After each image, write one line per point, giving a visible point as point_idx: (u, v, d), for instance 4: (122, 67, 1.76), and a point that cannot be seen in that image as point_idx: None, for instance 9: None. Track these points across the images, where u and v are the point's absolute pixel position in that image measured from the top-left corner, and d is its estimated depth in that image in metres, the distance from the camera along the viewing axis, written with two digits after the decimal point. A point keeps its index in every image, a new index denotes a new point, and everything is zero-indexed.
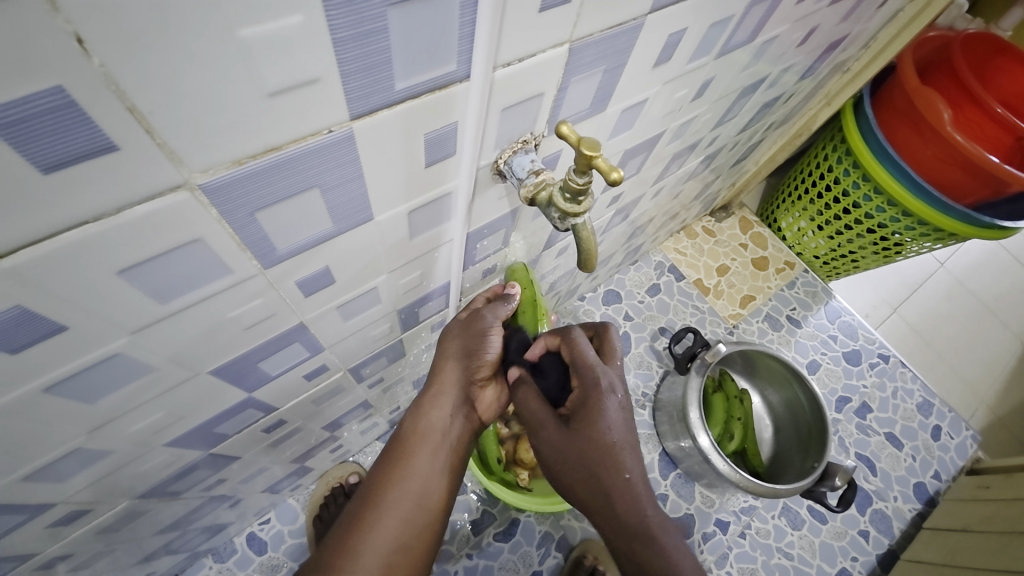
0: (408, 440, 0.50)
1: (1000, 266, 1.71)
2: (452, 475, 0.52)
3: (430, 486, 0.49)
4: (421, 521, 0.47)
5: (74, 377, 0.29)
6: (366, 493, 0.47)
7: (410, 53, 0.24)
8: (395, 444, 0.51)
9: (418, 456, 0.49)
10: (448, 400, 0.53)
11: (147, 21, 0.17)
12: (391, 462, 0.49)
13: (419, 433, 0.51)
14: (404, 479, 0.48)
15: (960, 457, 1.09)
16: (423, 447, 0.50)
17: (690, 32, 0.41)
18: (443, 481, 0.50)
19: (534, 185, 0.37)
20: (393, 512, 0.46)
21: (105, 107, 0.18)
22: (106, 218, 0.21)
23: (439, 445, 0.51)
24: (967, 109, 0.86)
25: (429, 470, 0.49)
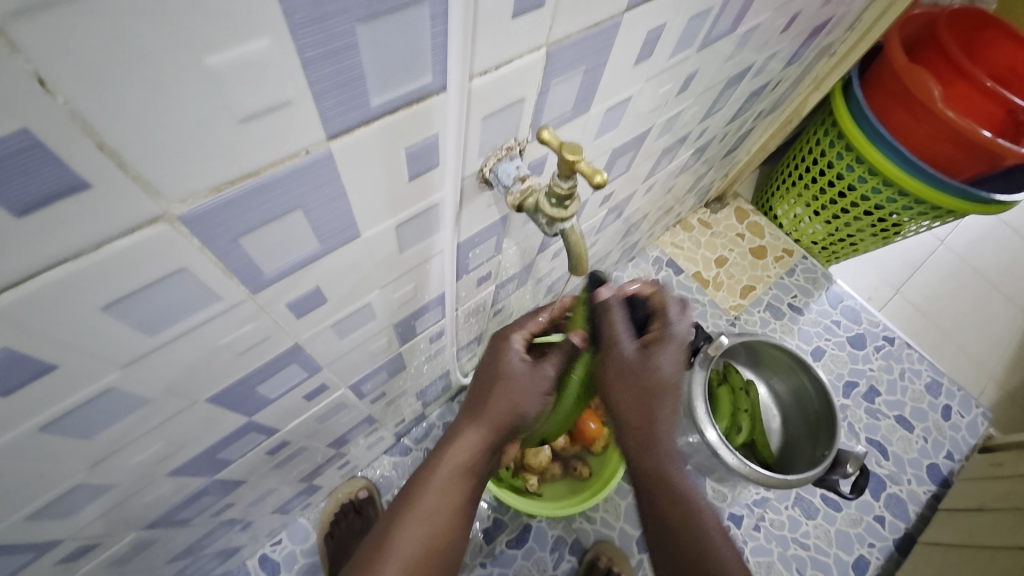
0: (420, 482, 0.48)
1: (999, 240, 1.71)
2: (465, 519, 0.48)
3: (442, 533, 0.46)
4: (432, 570, 0.45)
5: (67, 416, 0.29)
6: (378, 535, 0.46)
7: (383, 69, 0.23)
8: (411, 487, 0.48)
9: (431, 506, 0.46)
10: (474, 440, 0.49)
11: (110, 57, 0.16)
12: (403, 508, 0.46)
13: (435, 481, 0.48)
14: (414, 526, 0.45)
15: (971, 435, 1.08)
16: (437, 493, 0.47)
17: (669, 27, 0.41)
18: (459, 529, 0.47)
19: (520, 192, 0.37)
20: (405, 559, 0.44)
21: (74, 144, 0.18)
22: (86, 255, 0.21)
23: (459, 491, 0.48)
24: (958, 85, 0.86)
25: (440, 520, 0.46)
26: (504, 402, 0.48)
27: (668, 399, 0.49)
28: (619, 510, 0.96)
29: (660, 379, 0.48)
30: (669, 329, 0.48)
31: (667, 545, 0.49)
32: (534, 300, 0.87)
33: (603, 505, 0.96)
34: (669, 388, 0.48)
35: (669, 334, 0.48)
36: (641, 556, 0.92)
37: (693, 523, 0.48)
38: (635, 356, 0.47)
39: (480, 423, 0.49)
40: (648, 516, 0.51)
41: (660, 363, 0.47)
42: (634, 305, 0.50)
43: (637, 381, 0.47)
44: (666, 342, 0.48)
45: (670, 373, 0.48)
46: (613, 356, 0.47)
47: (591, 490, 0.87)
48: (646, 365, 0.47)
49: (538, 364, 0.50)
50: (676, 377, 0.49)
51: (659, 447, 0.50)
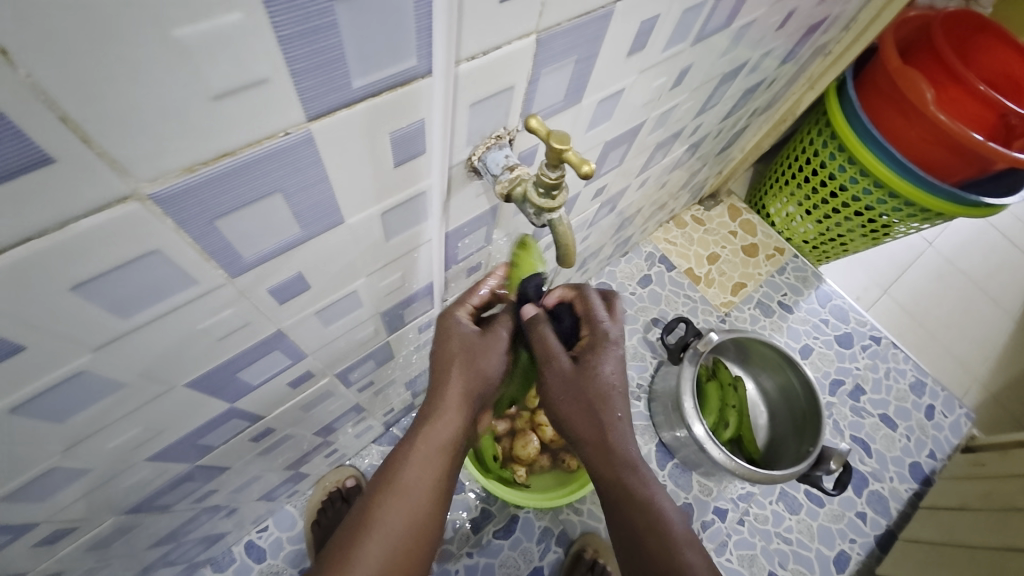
0: (400, 456, 0.47)
1: (988, 243, 1.72)
2: (446, 492, 0.48)
3: (424, 510, 0.46)
4: (416, 546, 0.45)
5: (38, 398, 0.28)
6: (359, 513, 0.45)
7: (364, 50, 0.23)
8: (391, 462, 0.47)
9: (411, 482, 0.46)
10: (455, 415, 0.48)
11: (73, 26, 0.16)
12: (384, 485, 0.46)
13: (415, 456, 0.47)
14: (396, 504, 0.45)
15: (954, 435, 1.09)
16: (418, 467, 0.46)
17: (662, 19, 0.40)
18: (439, 504, 0.47)
19: (509, 181, 0.36)
20: (388, 538, 0.44)
21: (36, 118, 0.17)
22: (52, 233, 0.21)
23: (439, 467, 0.47)
24: (950, 88, 0.86)
25: (422, 496, 0.46)
26: (475, 373, 0.48)
27: (617, 402, 0.50)
28: None
29: (602, 382, 0.49)
30: (598, 330, 0.51)
31: (637, 558, 0.50)
32: None
33: (590, 497, 0.97)
34: (615, 392, 0.50)
35: (599, 336, 0.50)
36: None
37: (654, 525, 0.49)
38: (570, 369, 0.49)
39: (455, 397, 0.48)
40: (618, 527, 0.52)
41: (598, 370, 0.49)
42: (560, 316, 0.52)
43: (582, 390, 0.49)
44: (599, 347, 0.50)
45: (611, 377, 0.49)
46: (551, 369, 0.49)
47: (578, 483, 0.87)
48: (586, 373, 0.49)
49: (490, 329, 0.50)
50: (619, 381, 0.50)
51: (617, 455, 0.51)
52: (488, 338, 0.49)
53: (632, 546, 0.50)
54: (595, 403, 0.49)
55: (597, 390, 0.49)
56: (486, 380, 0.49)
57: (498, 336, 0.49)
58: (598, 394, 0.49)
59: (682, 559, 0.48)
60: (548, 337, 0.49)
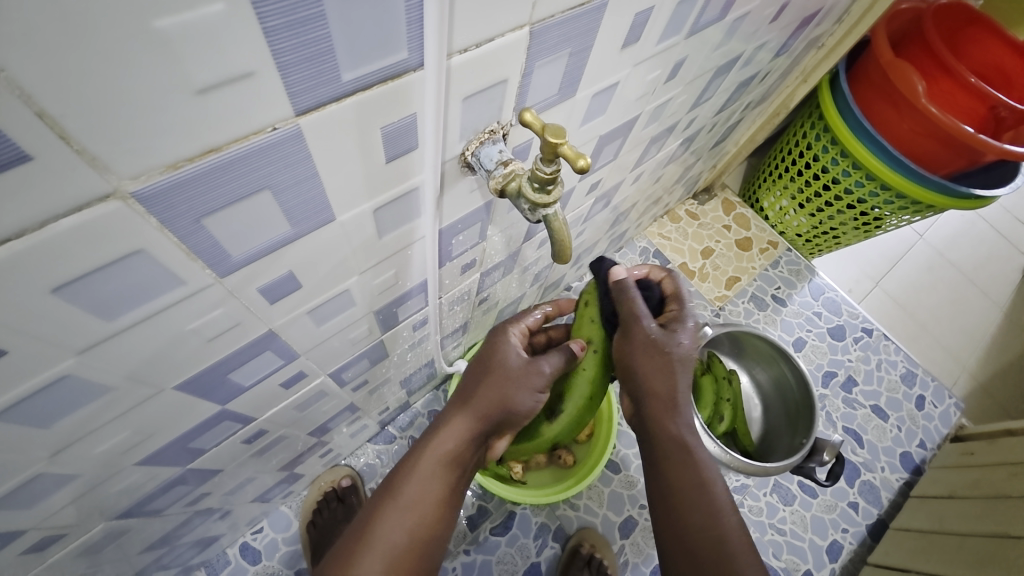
0: (407, 464, 0.47)
1: (976, 235, 1.74)
2: (449, 511, 0.47)
3: (428, 523, 0.45)
4: (416, 562, 0.43)
5: (22, 403, 0.27)
6: (360, 525, 0.44)
7: (354, 43, 0.22)
8: (395, 476, 0.47)
9: (418, 490, 0.45)
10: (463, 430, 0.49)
11: (47, 17, 0.15)
12: (389, 497, 0.45)
13: (419, 469, 0.47)
14: (400, 514, 0.44)
15: (944, 425, 1.11)
16: (425, 481, 0.46)
17: (657, 11, 0.40)
18: (444, 514, 0.46)
19: (503, 176, 0.35)
20: (391, 549, 0.42)
21: (10, 113, 0.16)
22: (30, 234, 0.20)
23: (446, 479, 0.47)
24: (941, 81, 0.86)
25: (425, 510, 0.45)
26: (495, 395, 0.51)
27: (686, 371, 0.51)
28: (603, 498, 0.97)
29: (681, 351, 0.51)
30: (683, 308, 0.54)
31: (679, 522, 0.47)
32: (520, 289, 0.87)
33: (586, 492, 0.97)
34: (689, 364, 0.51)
35: (684, 313, 0.54)
36: (621, 542, 0.93)
37: (705, 492, 0.47)
38: (657, 332, 0.51)
39: (467, 418, 0.50)
40: (658, 490, 0.49)
41: (680, 337, 0.51)
42: (649, 290, 0.56)
43: (661, 354, 0.50)
44: (683, 320, 0.53)
45: (687, 348, 0.51)
46: (638, 330, 0.51)
47: (575, 478, 0.88)
48: (669, 338, 0.51)
49: (534, 360, 0.54)
50: (693, 353, 0.52)
51: (677, 416, 0.50)
52: (531, 368, 0.53)
53: (672, 509, 0.47)
54: (671, 366, 0.50)
55: (679, 356, 0.51)
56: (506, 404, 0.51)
57: (540, 371, 0.53)
58: (676, 361, 0.50)
59: (725, 522, 0.45)
60: (635, 301, 0.53)
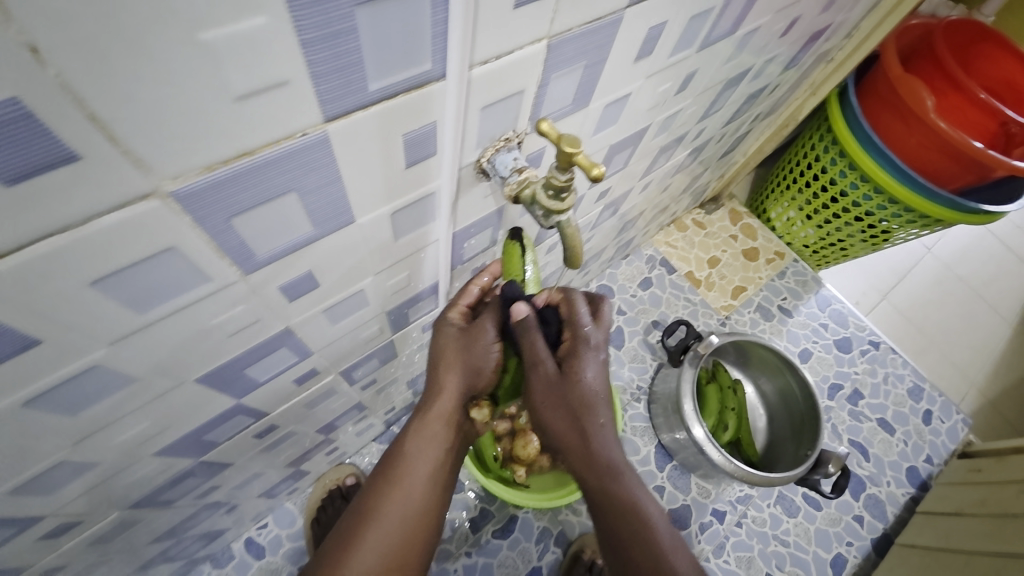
0: (402, 443, 0.50)
1: (987, 250, 1.73)
2: (441, 495, 0.51)
3: (425, 498, 0.48)
4: (410, 543, 0.47)
5: (53, 391, 0.28)
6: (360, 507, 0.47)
7: (382, 54, 0.23)
8: (389, 459, 0.50)
9: (413, 469, 0.49)
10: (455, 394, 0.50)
11: (106, 28, 0.16)
12: (386, 478, 0.48)
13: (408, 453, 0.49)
14: (394, 499, 0.47)
15: (952, 440, 1.10)
16: (415, 469, 0.49)
17: (670, 26, 0.40)
18: (440, 486, 0.50)
19: (517, 183, 0.36)
20: (385, 536, 0.45)
21: (65, 116, 0.17)
22: (75, 229, 0.21)
23: (440, 450, 0.50)
24: (950, 95, 0.86)
25: (416, 498, 0.48)
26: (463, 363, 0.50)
27: (602, 407, 0.48)
28: None
29: (587, 390, 0.47)
30: (580, 334, 0.48)
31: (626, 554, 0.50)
32: None
33: (589, 498, 0.97)
34: (602, 400, 0.48)
35: (582, 339, 0.48)
36: None
37: (643, 534, 0.49)
38: (556, 375, 0.47)
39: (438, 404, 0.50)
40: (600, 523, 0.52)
41: (583, 375, 0.47)
42: (547, 320, 0.48)
43: (562, 396, 0.47)
44: (581, 352, 0.48)
45: (595, 382, 0.48)
46: (536, 375, 0.47)
47: (579, 483, 0.88)
48: (566, 380, 0.47)
49: (476, 322, 0.50)
50: (602, 385, 0.48)
51: (598, 462, 0.49)
52: (474, 330, 0.50)
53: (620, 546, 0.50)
54: (579, 411, 0.48)
55: (585, 398, 0.47)
56: (477, 369, 0.50)
57: (482, 331, 0.49)
58: (586, 404, 0.47)
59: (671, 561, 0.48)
60: (535, 344, 0.47)
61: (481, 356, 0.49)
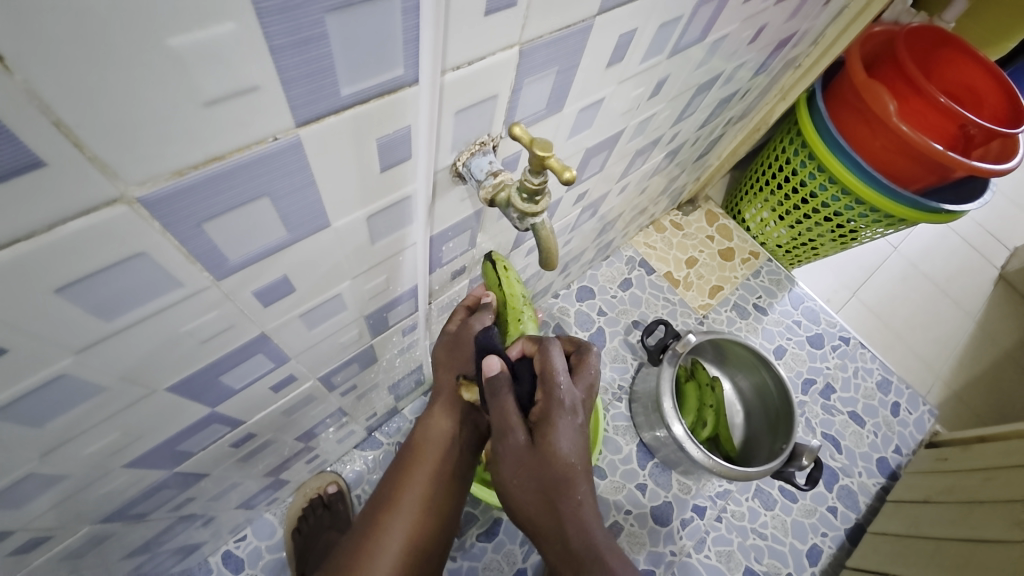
0: (398, 479, 0.55)
1: (949, 247, 1.81)
2: (450, 497, 0.56)
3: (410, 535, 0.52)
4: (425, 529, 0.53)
5: (17, 402, 0.28)
6: (381, 500, 0.54)
7: (353, 60, 0.24)
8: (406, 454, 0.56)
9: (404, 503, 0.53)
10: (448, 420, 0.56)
11: (70, 35, 0.16)
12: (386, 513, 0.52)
13: (420, 449, 0.56)
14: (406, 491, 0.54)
15: (919, 431, 1.14)
16: (425, 464, 0.55)
17: (641, 32, 0.42)
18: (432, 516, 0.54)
19: (493, 186, 0.37)
20: (402, 526, 0.52)
21: (28, 122, 0.17)
22: (39, 236, 0.21)
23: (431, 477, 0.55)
24: (912, 100, 0.90)
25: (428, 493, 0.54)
26: (454, 364, 0.53)
27: (581, 480, 0.45)
28: None
29: (562, 462, 0.44)
30: (551, 394, 0.46)
31: None
32: None
33: None
34: (581, 475, 0.45)
35: (552, 402, 0.45)
36: None
37: None
38: (525, 446, 0.45)
39: (443, 400, 0.55)
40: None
41: (553, 446, 0.44)
42: (520, 375, 0.47)
43: (535, 464, 0.45)
44: (553, 413, 0.45)
45: (569, 452, 0.45)
46: (506, 444, 0.46)
47: None
48: (540, 452, 0.44)
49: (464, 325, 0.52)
50: (580, 457, 0.45)
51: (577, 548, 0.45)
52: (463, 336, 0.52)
53: None
54: (552, 485, 0.45)
55: (560, 468, 0.44)
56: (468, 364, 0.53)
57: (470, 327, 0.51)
58: (557, 474, 0.44)
59: None
60: (507, 407, 0.45)
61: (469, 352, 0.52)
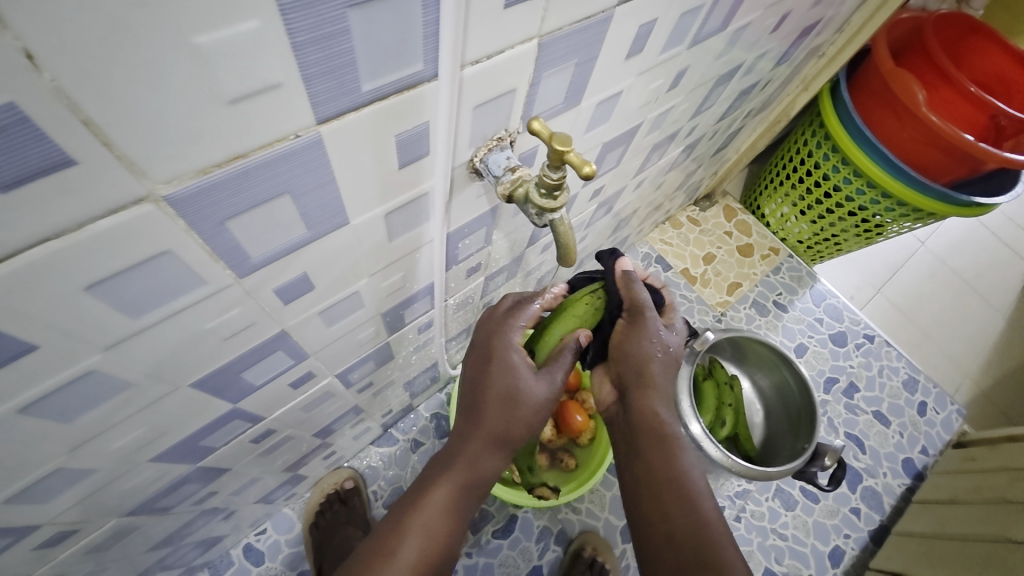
0: (403, 507, 0.48)
1: (977, 242, 1.75)
2: (462, 529, 0.50)
3: (421, 559, 0.45)
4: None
5: (47, 398, 0.28)
6: (378, 543, 0.46)
7: (374, 56, 0.24)
8: (418, 487, 0.50)
9: (423, 517, 0.47)
10: (475, 442, 0.50)
11: (98, 35, 0.16)
12: (379, 559, 0.45)
13: (436, 494, 0.48)
14: (414, 533, 0.46)
15: (946, 431, 1.11)
16: (435, 500, 0.48)
17: (661, 21, 0.41)
18: (453, 535, 0.48)
19: (511, 182, 0.36)
20: (402, 571, 0.44)
21: (58, 121, 0.17)
22: (68, 234, 0.21)
23: (457, 498, 0.49)
24: (942, 89, 0.87)
25: (437, 527, 0.47)
26: (501, 401, 0.50)
27: (666, 367, 0.53)
28: (604, 501, 0.97)
29: (669, 351, 0.53)
30: (674, 316, 0.58)
31: (657, 503, 0.49)
32: (524, 293, 0.88)
33: (588, 496, 0.98)
34: (671, 355, 0.54)
35: (676, 321, 0.57)
36: (623, 546, 0.94)
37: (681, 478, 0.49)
38: (653, 330, 0.53)
39: (476, 426, 0.50)
40: (631, 467, 0.52)
41: (666, 336, 0.54)
42: (654, 293, 0.59)
43: (647, 351, 0.52)
44: (671, 326, 0.57)
45: (675, 347, 0.54)
46: (621, 325, 0.54)
47: (577, 482, 0.88)
48: (653, 334, 0.53)
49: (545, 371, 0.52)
50: (678, 348, 0.55)
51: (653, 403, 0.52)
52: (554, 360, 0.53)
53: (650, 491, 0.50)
54: (646, 364, 0.52)
55: (662, 355, 0.53)
56: (519, 405, 0.50)
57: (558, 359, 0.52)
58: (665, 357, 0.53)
59: (703, 510, 0.47)
60: (637, 291, 0.54)
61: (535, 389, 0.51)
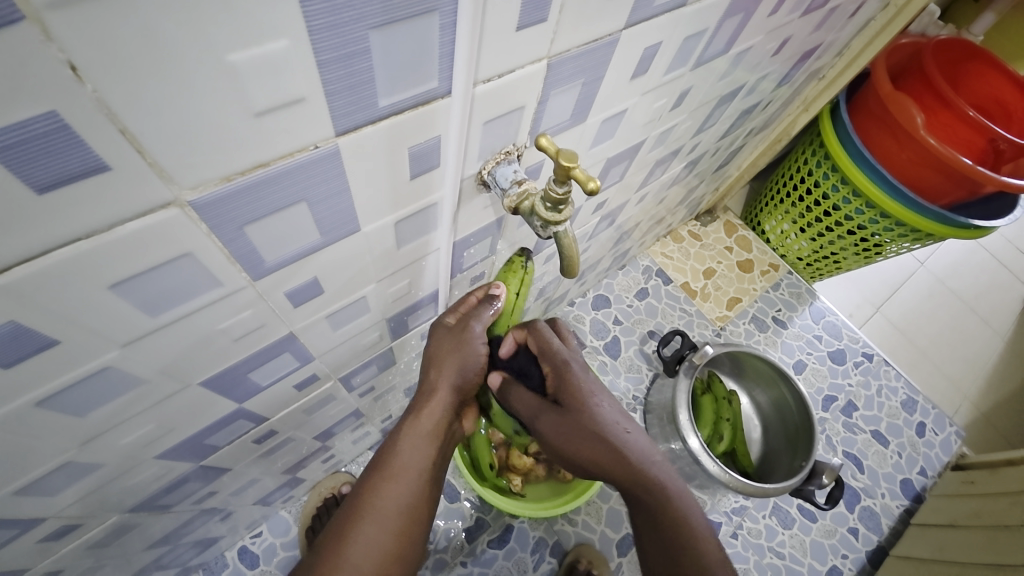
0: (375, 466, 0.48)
1: (978, 263, 1.76)
2: (435, 484, 0.50)
3: (401, 516, 0.45)
4: (409, 535, 0.45)
5: (64, 392, 0.29)
6: (351, 504, 0.45)
7: (392, 73, 0.25)
8: (383, 451, 0.49)
9: (400, 472, 0.47)
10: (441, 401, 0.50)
11: (137, 50, 0.17)
12: (355, 518, 0.44)
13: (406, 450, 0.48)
14: (391, 489, 0.46)
15: (945, 452, 1.11)
16: (407, 458, 0.48)
17: (665, 45, 0.42)
18: (428, 490, 0.48)
19: (517, 195, 0.37)
20: (381, 525, 0.44)
21: (97, 129, 0.19)
22: (98, 235, 0.22)
23: (431, 453, 0.49)
24: (941, 113, 0.89)
25: (417, 480, 0.47)
26: (456, 364, 0.50)
27: (624, 421, 0.53)
28: (601, 514, 0.97)
29: (602, 416, 0.52)
30: (558, 363, 0.54)
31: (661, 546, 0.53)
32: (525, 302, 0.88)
33: (584, 508, 0.97)
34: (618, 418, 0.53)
35: (561, 367, 0.54)
36: (618, 560, 0.94)
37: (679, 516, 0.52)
38: (559, 417, 0.53)
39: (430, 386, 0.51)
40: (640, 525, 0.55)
41: (591, 403, 0.52)
42: (529, 372, 0.55)
43: (588, 428, 0.52)
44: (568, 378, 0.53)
45: (607, 409, 0.53)
46: (544, 420, 0.54)
47: (574, 493, 0.87)
48: (576, 412, 0.52)
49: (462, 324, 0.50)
50: (613, 408, 0.53)
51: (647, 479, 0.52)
52: (461, 333, 0.50)
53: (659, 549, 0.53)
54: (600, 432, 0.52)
55: (603, 420, 0.52)
56: (465, 365, 0.50)
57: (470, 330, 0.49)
58: (603, 425, 0.52)
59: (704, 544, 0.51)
60: (522, 396, 0.54)
61: (473, 352, 0.50)
